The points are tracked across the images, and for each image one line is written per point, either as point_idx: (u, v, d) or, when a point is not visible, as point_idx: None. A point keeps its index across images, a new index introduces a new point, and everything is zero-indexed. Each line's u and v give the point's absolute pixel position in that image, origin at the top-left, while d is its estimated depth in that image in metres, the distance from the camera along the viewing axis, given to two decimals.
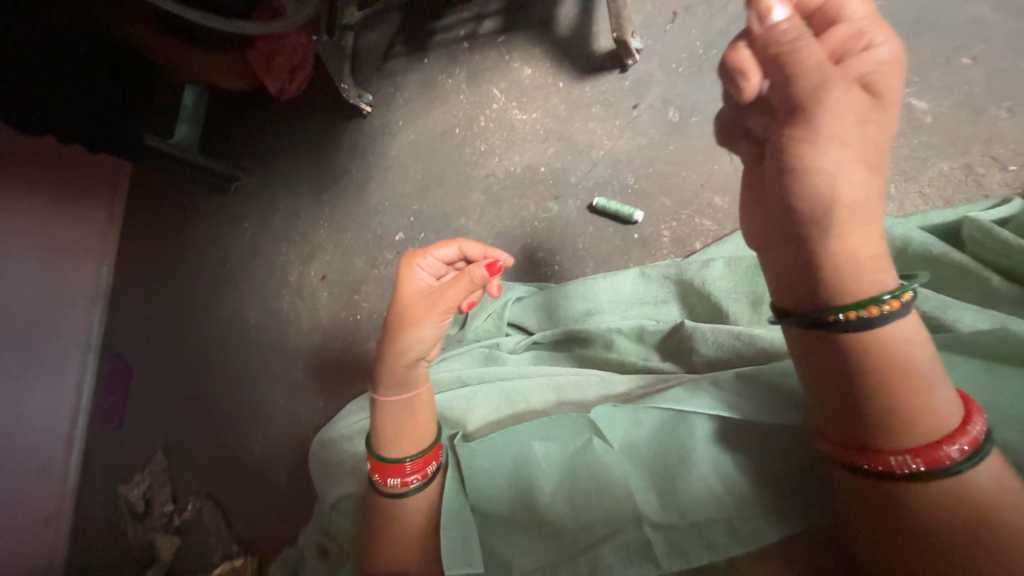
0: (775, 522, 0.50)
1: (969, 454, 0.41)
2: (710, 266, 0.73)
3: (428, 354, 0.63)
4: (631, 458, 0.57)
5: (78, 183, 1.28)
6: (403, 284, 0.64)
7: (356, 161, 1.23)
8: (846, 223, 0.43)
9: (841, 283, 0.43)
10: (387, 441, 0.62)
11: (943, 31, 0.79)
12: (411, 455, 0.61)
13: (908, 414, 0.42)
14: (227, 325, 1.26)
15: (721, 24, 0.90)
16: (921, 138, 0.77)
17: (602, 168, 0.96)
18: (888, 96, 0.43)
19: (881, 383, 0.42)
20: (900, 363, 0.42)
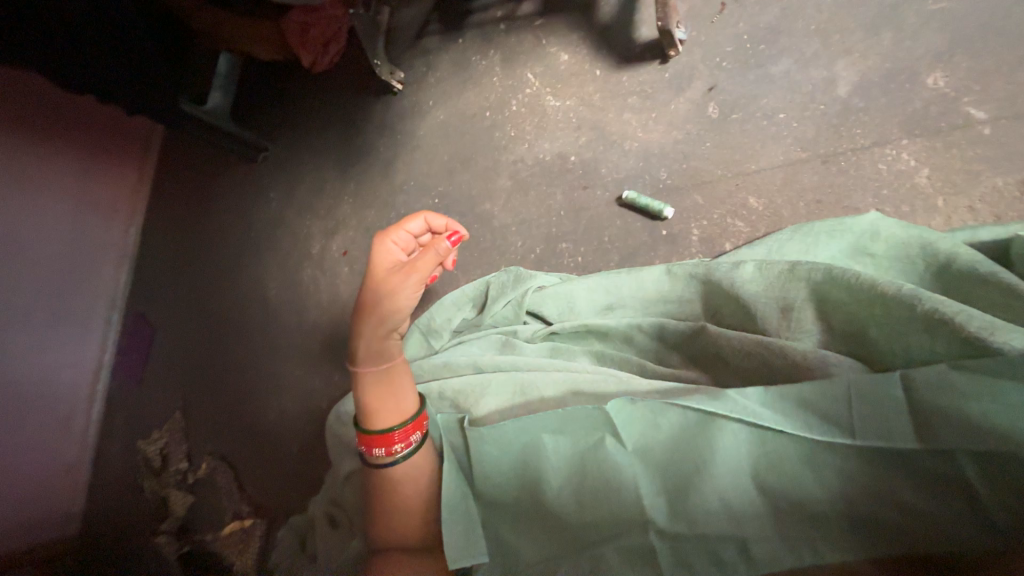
0: (788, 544, 0.48)
1: None
2: (742, 267, 0.71)
3: (402, 324, 0.67)
4: (644, 462, 0.54)
5: (111, 143, 1.31)
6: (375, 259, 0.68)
7: (385, 139, 1.22)
8: None
9: None
10: (371, 414, 0.63)
11: (1009, 38, 0.75)
12: (399, 425, 0.62)
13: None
14: (249, 293, 1.28)
15: (770, 19, 0.87)
16: (974, 151, 0.74)
17: (634, 160, 0.95)
18: None
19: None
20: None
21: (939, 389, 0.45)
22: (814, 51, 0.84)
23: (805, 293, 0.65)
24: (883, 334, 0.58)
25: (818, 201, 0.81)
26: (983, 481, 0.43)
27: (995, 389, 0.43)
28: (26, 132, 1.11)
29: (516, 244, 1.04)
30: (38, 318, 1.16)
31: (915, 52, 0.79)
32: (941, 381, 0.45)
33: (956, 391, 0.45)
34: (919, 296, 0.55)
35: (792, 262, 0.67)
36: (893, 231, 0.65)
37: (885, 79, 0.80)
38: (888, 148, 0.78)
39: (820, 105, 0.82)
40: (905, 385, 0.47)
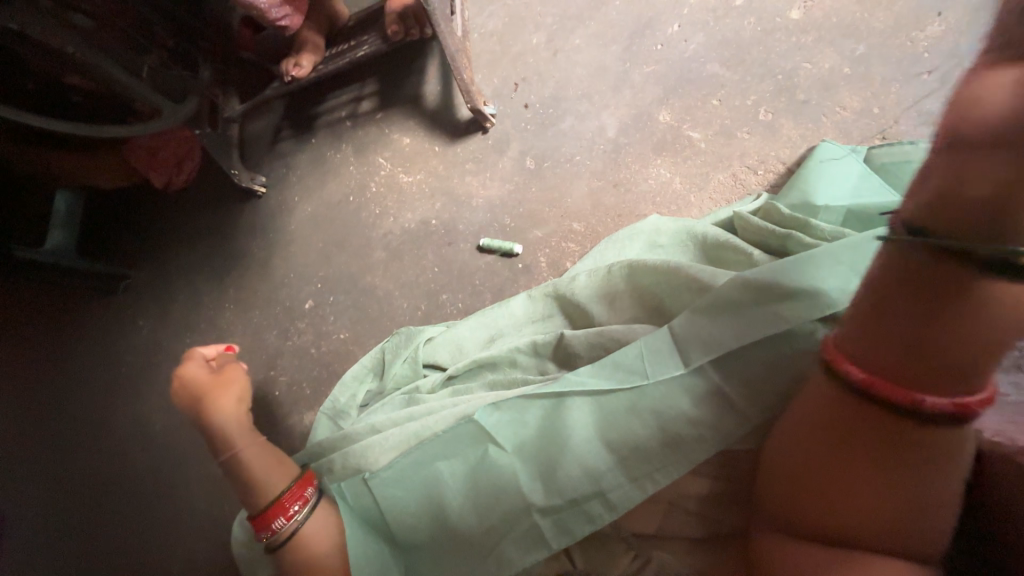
0: (635, 483, 0.60)
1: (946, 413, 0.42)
2: (577, 280, 0.87)
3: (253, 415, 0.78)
4: (521, 457, 0.64)
5: None
6: (190, 393, 0.77)
7: (257, 241, 1.26)
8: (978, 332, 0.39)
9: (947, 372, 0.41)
10: (261, 491, 0.68)
11: (704, 81, 1.06)
12: (285, 488, 0.68)
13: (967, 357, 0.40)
14: (129, 435, 1.17)
15: (552, 89, 1.12)
16: (702, 159, 1.02)
17: (482, 213, 1.11)
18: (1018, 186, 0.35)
19: (973, 332, 0.39)
20: (986, 322, 0.38)
21: (688, 330, 0.62)
22: (587, 108, 1.10)
23: (623, 285, 0.82)
24: (671, 299, 0.75)
25: (619, 216, 1.02)
26: (729, 386, 0.59)
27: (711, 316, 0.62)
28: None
29: (402, 306, 1.13)
30: None
31: (652, 99, 1.07)
32: (688, 325, 0.63)
33: (698, 326, 0.62)
34: (683, 266, 0.74)
35: (608, 267, 0.84)
36: (670, 227, 0.87)
37: (638, 120, 1.07)
38: (653, 167, 1.03)
39: (602, 145, 1.07)
40: (670, 331, 0.63)
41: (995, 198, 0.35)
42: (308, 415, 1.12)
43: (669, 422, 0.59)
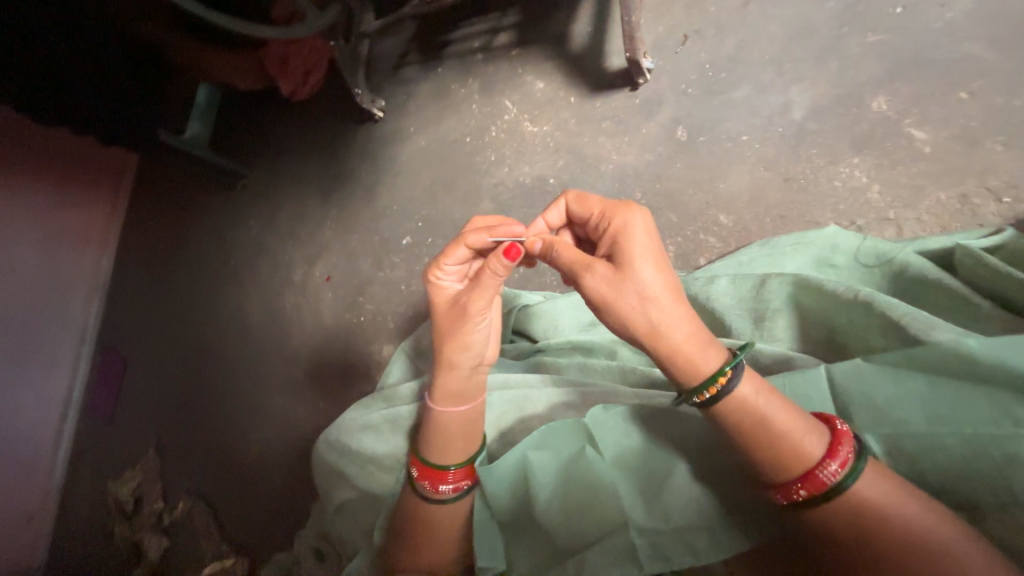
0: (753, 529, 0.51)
1: (848, 479, 0.45)
2: (716, 282, 0.73)
3: (482, 358, 0.62)
4: (619, 466, 0.57)
5: (84, 176, 1.28)
6: (484, 311, 0.59)
7: (367, 164, 1.24)
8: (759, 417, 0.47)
9: (781, 455, 0.47)
10: (436, 446, 0.63)
11: (939, 68, 0.83)
12: (458, 463, 0.62)
13: (775, 445, 0.47)
14: (227, 324, 1.26)
15: (729, 49, 0.94)
16: (918, 167, 0.81)
17: (610, 181, 0.99)
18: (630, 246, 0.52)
19: (755, 436, 0.47)
20: (752, 422, 0.48)
21: (858, 383, 0.52)
22: (771, 78, 0.91)
23: (779, 302, 0.68)
24: (849, 332, 0.62)
25: (782, 217, 0.86)
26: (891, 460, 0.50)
27: (897, 376, 0.51)
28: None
29: None
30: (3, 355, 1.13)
31: (861, 80, 0.86)
32: (858, 376, 0.52)
33: (870, 382, 0.52)
34: (876, 299, 0.59)
35: (762, 277, 0.70)
36: (853, 243, 0.70)
37: (836, 103, 0.87)
38: (843, 166, 0.85)
39: (779, 128, 0.89)
40: (828, 377, 0.54)
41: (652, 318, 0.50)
42: (388, 348, 1.12)
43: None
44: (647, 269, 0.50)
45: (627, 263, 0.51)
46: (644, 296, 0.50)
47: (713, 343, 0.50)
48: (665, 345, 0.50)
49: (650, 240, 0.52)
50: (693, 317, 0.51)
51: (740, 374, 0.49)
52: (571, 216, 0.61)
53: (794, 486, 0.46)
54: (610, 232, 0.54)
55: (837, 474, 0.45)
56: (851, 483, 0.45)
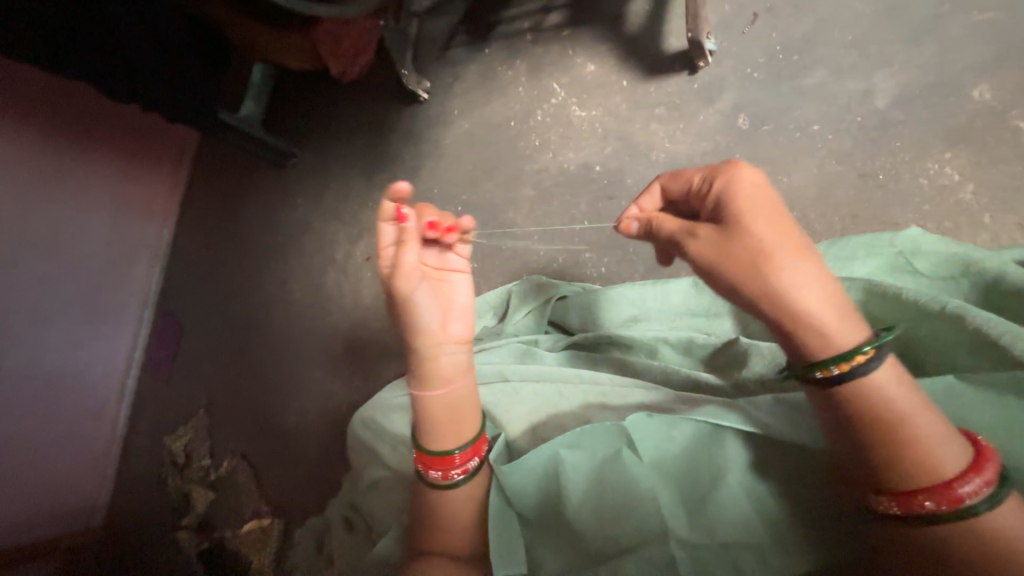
0: (801, 553, 0.49)
1: (983, 502, 0.40)
2: None
3: (439, 338, 0.63)
4: (659, 472, 0.55)
5: (150, 149, 1.35)
6: (410, 284, 0.59)
7: (410, 147, 1.24)
8: (894, 410, 0.43)
9: (913, 459, 0.42)
10: (432, 433, 0.63)
11: None
12: (459, 447, 0.63)
13: (909, 448, 0.42)
14: (272, 297, 1.31)
15: (806, 29, 0.90)
16: (1023, 166, 0.76)
17: (660, 171, 0.97)
18: (745, 205, 0.47)
19: (882, 431, 0.43)
20: (884, 418, 0.43)
21: (949, 402, 0.49)
22: (852, 62, 0.86)
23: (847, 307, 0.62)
24: (928, 348, 0.56)
25: (853, 216, 0.82)
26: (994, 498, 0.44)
27: (998, 401, 0.47)
28: (63, 135, 1.14)
29: (538, 252, 1.06)
30: (75, 314, 1.22)
31: (960, 65, 0.81)
32: (950, 394, 0.49)
33: (964, 403, 0.48)
34: (967, 313, 0.52)
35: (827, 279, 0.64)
36: (937, 248, 0.63)
37: (929, 91, 0.82)
38: (932, 162, 0.80)
39: (858, 116, 0.84)
40: None
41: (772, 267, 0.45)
42: None
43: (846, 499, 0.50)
44: (761, 225, 0.46)
45: (737, 221, 0.47)
46: (767, 255, 0.45)
47: (849, 316, 0.45)
48: (793, 314, 0.45)
49: (762, 198, 0.48)
50: (829, 281, 0.45)
51: (881, 358, 0.44)
52: (668, 197, 0.58)
53: (918, 497, 0.42)
54: (712, 193, 0.51)
55: (971, 495, 0.40)
56: (985, 509, 0.40)
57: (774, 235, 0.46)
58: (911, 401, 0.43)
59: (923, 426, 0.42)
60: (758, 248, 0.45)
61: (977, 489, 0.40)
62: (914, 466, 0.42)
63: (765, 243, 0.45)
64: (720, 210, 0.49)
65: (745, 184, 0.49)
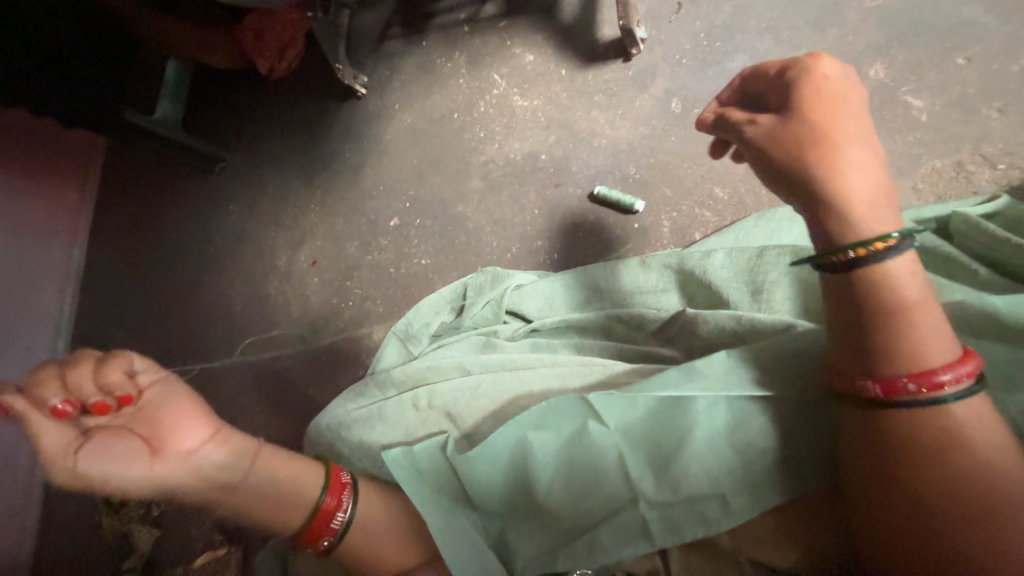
0: (759, 504, 0.54)
1: (952, 394, 0.47)
2: (712, 257, 0.77)
3: (163, 472, 0.56)
4: (626, 439, 0.57)
5: (51, 160, 1.19)
6: (68, 463, 0.55)
7: (350, 145, 1.20)
8: (899, 294, 0.48)
9: (908, 348, 0.48)
10: (278, 521, 0.59)
11: (927, 39, 0.90)
12: (316, 503, 0.59)
13: (904, 338, 0.48)
14: (211, 312, 1.20)
15: (725, 17, 0.98)
16: (915, 136, 0.88)
17: (605, 156, 1.02)
18: (817, 94, 0.51)
19: (892, 316, 0.48)
20: (896, 305, 0.48)
21: None
22: (766, 48, 0.95)
23: (776, 273, 0.71)
24: None
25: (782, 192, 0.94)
26: None
27: None
28: None
29: (491, 244, 1.06)
30: None
31: (858, 47, 0.92)
32: None
33: None
34: None
35: (760, 249, 0.73)
36: None
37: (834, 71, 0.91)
38: None
39: None
40: None
41: (826, 157, 0.49)
42: (378, 331, 1.10)
43: (790, 443, 0.55)
44: (822, 114, 0.50)
45: (802, 107, 0.51)
46: (823, 138, 0.50)
47: (894, 212, 0.50)
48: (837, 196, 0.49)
49: (836, 90, 0.51)
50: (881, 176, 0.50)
51: (901, 249, 0.48)
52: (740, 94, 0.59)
53: (904, 381, 0.47)
54: (790, 76, 0.53)
55: (946, 385, 0.47)
56: (952, 400, 0.47)
57: (833, 127, 0.50)
58: (917, 291, 0.48)
59: (922, 315, 0.48)
60: (816, 135, 0.50)
61: (952, 382, 0.47)
62: (908, 353, 0.48)
63: (821, 132, 0.50)
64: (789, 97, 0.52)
65: (817, 74, 0.52)
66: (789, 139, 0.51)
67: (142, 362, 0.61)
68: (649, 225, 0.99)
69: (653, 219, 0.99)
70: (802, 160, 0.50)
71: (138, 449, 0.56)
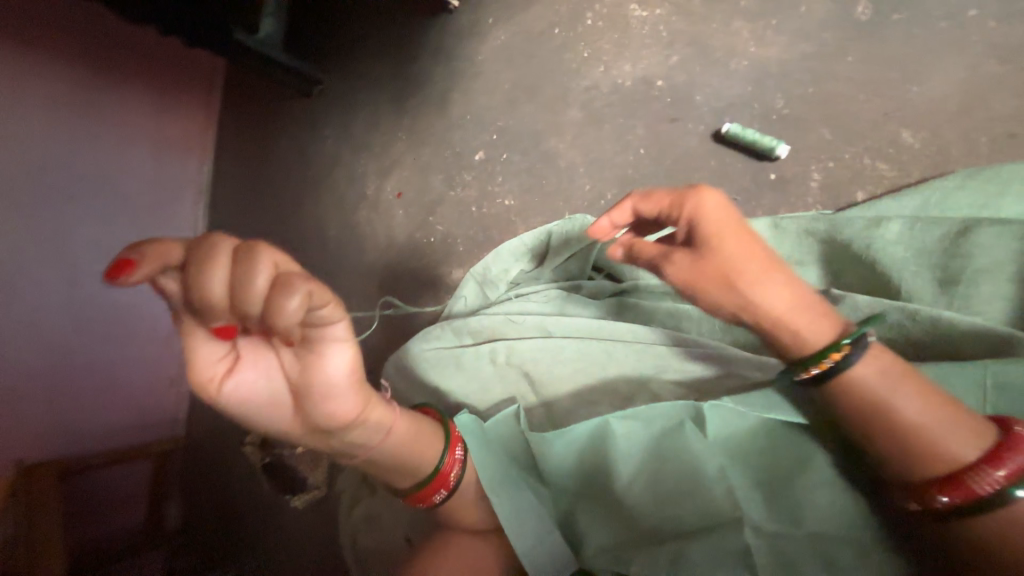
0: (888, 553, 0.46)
1: (1018, 487, 0.41)
2: (885, 225, 0.59)
3: (312, 429, 0.51)
4: (726, 449, 0.52)
5: (178, 75, 1.20)
6: (217, 391, 0.48)
7: (441, 66, 1.09)
8: (880, 407, 0.45)
9: (913, 457, 0.44)
10: (399, 479, 0.59)
11: None
12: (437, 463, 0.58)
13: (915, 443, 0.44)
14: (311, 235, 1.22)
15: None
16: None
17: (741, 83, 0.83)
18: (715, 233, 0.49)
19: (885, 426, 0.45)
20: (885, 419, 0.45)
21: None
22: None
23: (982, 258, 0.54)
24: None
25: (1011, 134, 0.71)
26: None
27: None
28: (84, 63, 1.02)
29: (584, 187, 0.93)
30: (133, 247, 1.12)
31: None
32: None
33: None
34: None
35: (964, 224, 0.56)
36: None
37: None
38: None
39: None
40: None
41: (745, 293, 0.48)
42: (459, 271, 1.06)
43: None
44: (729, 246, 0.49)
45: (714, 252, 0.49)
46: (740, 281, 0.48)
47: (827, 313, 0.49)
48: (775, 325, 0.49)
49: (730, 219, 0.49)
50: (797, 286, 0.49)
51: (858, 351, 0.47)
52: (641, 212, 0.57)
53: (934, 491, 0.43)
54: (683, 219, 0.51)
55: (999, 482, 0.41)
56: (1021, 492, 0.41)
57: (746, 258, 0.48)
58: (904, 400, 0.45)
59: (920, 417, 0.44)
60: (731, 272, 0.48)
61: (998, 485, 0.41)
62: (911, 466, 0.44)
63: (735, 269, 0.48)
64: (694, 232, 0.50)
65: (710, 203, 0.50)
66: (705, 282, 0.50)
67: (300, 305, 0.37)
68: (793, 177, 0.79)
69: (799, 168, 0.79)
70: (726, 301, 0.49)
71: (285, 398, 0.49)
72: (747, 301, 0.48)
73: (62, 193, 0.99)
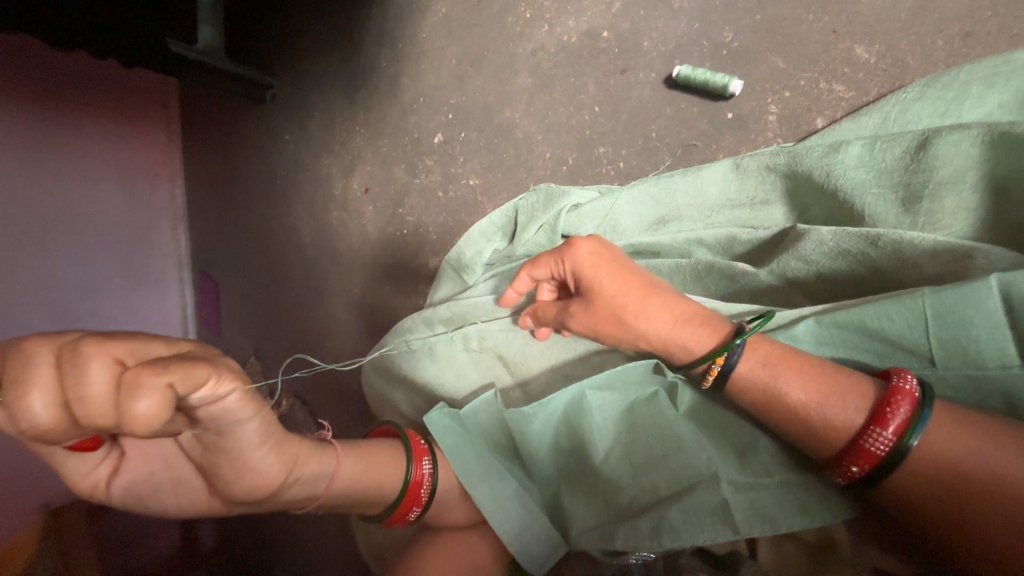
0: (848, 495, 0.48)
1: (910, 438, 0.42)
2: (844, 150, 0.58)
3: (237, 500, 0.49)
4: (695, 415, 0.54)
5: (129, 103, 1.14)
6: (122, 481, 0.47)
7: (385, 50, 1.04)
8: (774, 394, 0.48)
9: (818, 435, 0.46)
10: (371, 506, 0.58)
11: None
12: (403, 480, 0.58)
13: (814, 419, 0.46)
14: (284, 245, 1.19)
15: None
16: None
17: (687, 22, 0.79)
18: (591, 282, 0.55)
19: (785, 408, 0.47)
20: (782, 407, 0.47)
21: None
22: None
23: (945, 171, 0.53)
24: None
25: (968, 33, 0.68)
26: None
27: None
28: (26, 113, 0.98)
29: (543, 156, 0.90)
30: (118, 283, 1.13)
31: None
32: None
33: None
34: None
35: (924, 134, 0.54)
36: None
37: None
38: None
39: None
40: (1003, 294, 0.45)
41: (633, 324, 0.53)
42: (433, 261, 1.04)
43: None
44: (607, 285, 0.54)
45: (596, 296, 0.54)
46: (623, 315, 0.53)
47: (712, 321, 0.52)
48: (670, 345, 0.53)
49: (605, 260, 0.55)
50: (675, 302, 0.53)
51: (740, 351, 0.49)
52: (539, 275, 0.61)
53: (846, 464, 0.45)
54: (568, 271, 0.57)
55: (890, 439, 0.43)
56: (913, 442, 0.42)
57: (623, 291, 0.53)
58: (793, 382, 0.47)
59: (807, 395, 0.46)
60: (614, 309, 0.54)
61: (894, 444, 0.43)
62: (820, 444, 0.46)
63: (616, 305, 0.54)
64: (578, 281, 0.56)
65: (580, 251, 0.56)
66: (598, 324, 0.55)
67: (157, 405, 0.34)
68: (749, 113, 0.76)
69: (755, 104, 0.76)
70: (622, 335, 0.54)
71: (195, 475, 0.48)
72: (638, 331, 0.53)
73: (37, 241, 1.01)
